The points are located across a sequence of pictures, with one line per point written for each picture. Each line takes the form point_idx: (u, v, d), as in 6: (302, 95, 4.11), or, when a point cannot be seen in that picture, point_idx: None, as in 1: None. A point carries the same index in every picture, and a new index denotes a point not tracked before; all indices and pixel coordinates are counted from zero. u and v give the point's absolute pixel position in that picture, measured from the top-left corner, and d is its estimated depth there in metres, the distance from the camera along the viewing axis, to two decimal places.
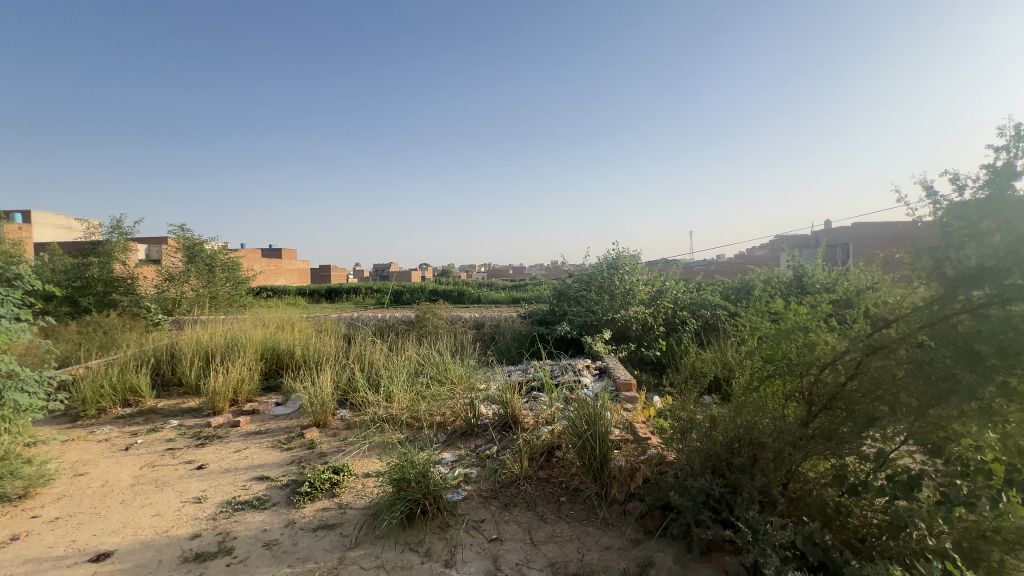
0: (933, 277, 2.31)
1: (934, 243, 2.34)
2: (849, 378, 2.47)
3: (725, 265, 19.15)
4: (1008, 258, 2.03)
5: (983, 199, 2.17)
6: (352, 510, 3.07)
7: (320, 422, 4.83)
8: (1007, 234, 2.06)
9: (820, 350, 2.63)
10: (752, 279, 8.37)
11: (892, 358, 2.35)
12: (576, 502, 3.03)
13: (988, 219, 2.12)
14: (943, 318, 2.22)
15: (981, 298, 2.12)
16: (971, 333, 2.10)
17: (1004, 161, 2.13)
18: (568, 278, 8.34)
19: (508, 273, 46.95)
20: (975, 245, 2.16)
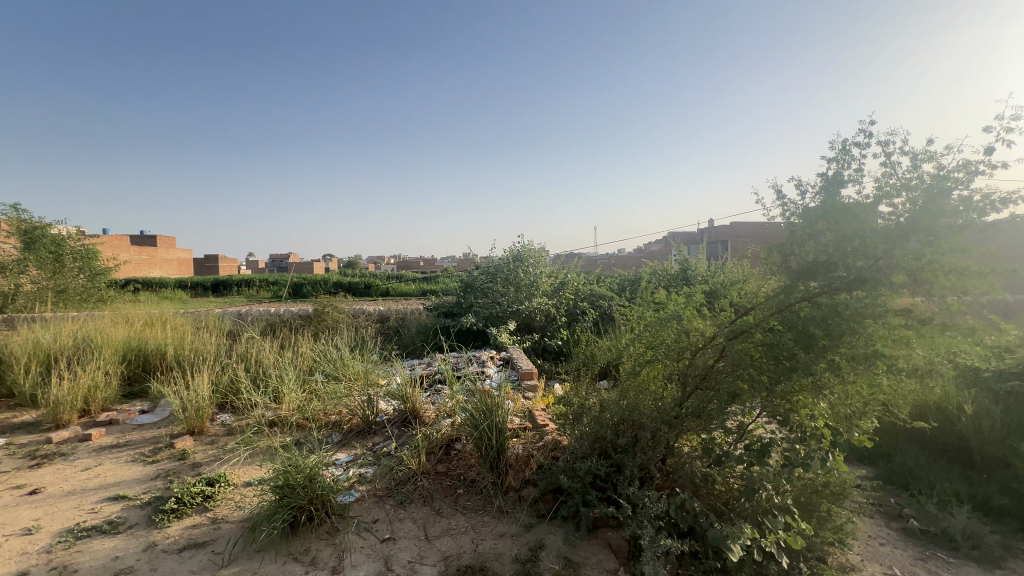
0: (781, 269, 2.63)
1: (783, 240, 2.66)
2: (716, 360, 2.75)
3: (624, 259, 20.43)
4: (834, 254, 2.38)
5: (818, 203, 2.52)
6: (228, 524, 2.79)
7: (194, 429, 4.33)
8: (834, 233, 2.41)
9: (693, 336, 2.86)
10: (645, 272, 9.02)
11: (749, 341, 2.65)
12: (472, 493, 3.04)
13: (822, 220, 2.46)
14: (788, 305, 2.53)
15: (816, 288, 2.46)
16: (808, 318, 2.42)
17: (835, 171, 2.49)
18: (475, 270, 8.33)
19: (418, 265, 45.89)
20: (812, 242, 2.49)
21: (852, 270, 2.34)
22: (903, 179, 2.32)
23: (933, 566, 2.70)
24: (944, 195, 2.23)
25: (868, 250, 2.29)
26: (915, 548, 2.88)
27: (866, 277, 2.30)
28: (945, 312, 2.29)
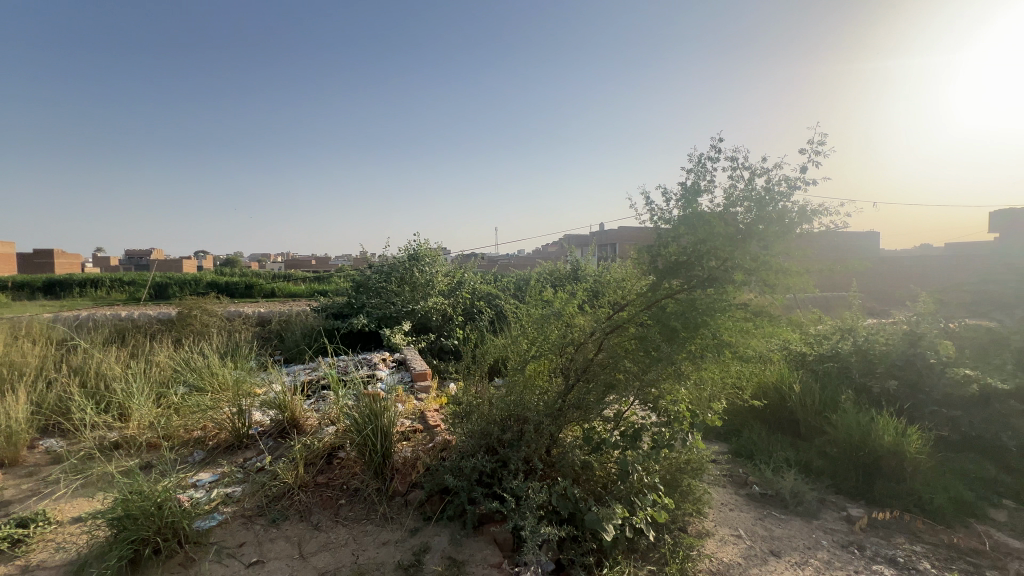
0: (650, 269, 2.88)
1: (652, 242, 2.92)
2: (595, 354, 2.93)
3: (523, 259, 20.98)
4: (692, 255, 2.66)
5: (680, 210, 2.80)
6: (46, 571, 2.32)
7: (5, 460, 3.55)
8: (693, 236, 2.69)
9: (575, 331, 3.02)
10: (540, 272, 9.34)
11: (623, 335, 2.86)
12: (355, 503, 2.90)
13: (683, 224, 2.73)
14: (655, 301, 2.77)
15: (677, 286, 2.73)
16: (671, 313, 2.68)
17: (693, 182, 2.79)
18: (368, 269, 7.96)
19: (309, 264, 42.75)
20: (674, 244, 2.76)
21: (705, 269, 2.63)
22: (745, 189, 2.65)
23: (769, 523, 3.16)
24: (774, 206, 2.59)
25: (716, 252, 2.60)
26: (756, 509, 3.34)
27: (716, 276, 2.60)
28: (776, 306, 2.68)
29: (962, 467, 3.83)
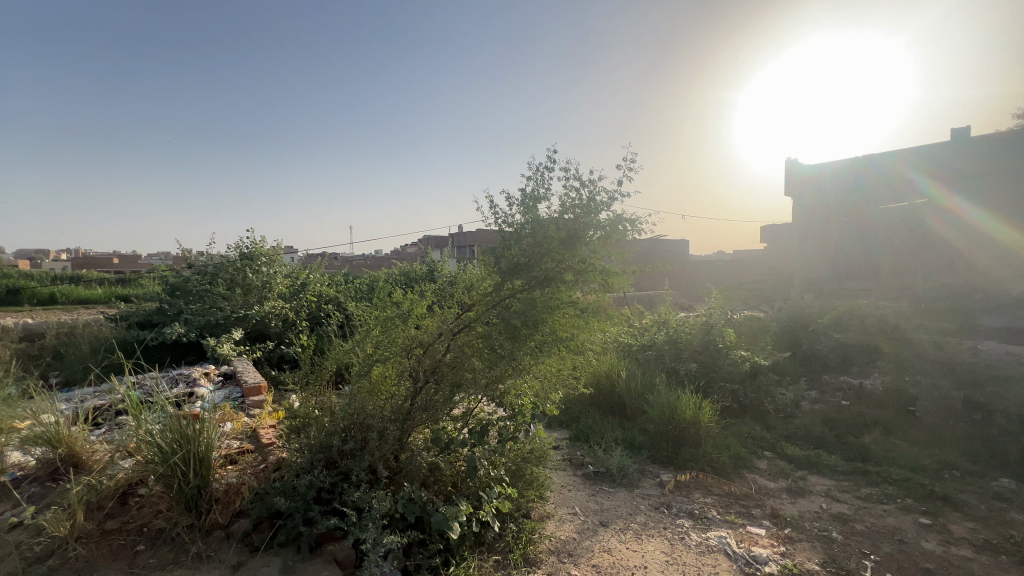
0: (495, 270, 2.98)
1: (496, 244, 3.03)
2: (443, 355, 2.94)
3: (380, 259, 20.12)
4: (531, 256, 2.83)
5: (521, 215, 2.96)
6: None
7: None
8: (531, 239, 2.85)
9: (423, 333, 2.98)
10: (395, 273, 9.06)
11: (470, 334, 2.93)
12: (160, 546, 2.46)
13: (523, 229, 2.89)
14: (499, 300, 2.89)
15: (519, 285, 2.87)
16: (513, 312, 2.81)
17: (532, 191, 2.98)
18: (186, 270, 6.80)
19: (107, 263, 34.88)
20: (516, 245, 2.90)
21: (542, 270, 2.82)
22: (576, 198, 2.88)
23: (599, 498, 3.54)
24: (600, 213, 2.87)
25: (552, 254, 2.81)
26: (590, 486, 3.72)
27: (552, 277, 2.81)
28: (600, 303, 3.00)
29: (739, 429, 4.79)
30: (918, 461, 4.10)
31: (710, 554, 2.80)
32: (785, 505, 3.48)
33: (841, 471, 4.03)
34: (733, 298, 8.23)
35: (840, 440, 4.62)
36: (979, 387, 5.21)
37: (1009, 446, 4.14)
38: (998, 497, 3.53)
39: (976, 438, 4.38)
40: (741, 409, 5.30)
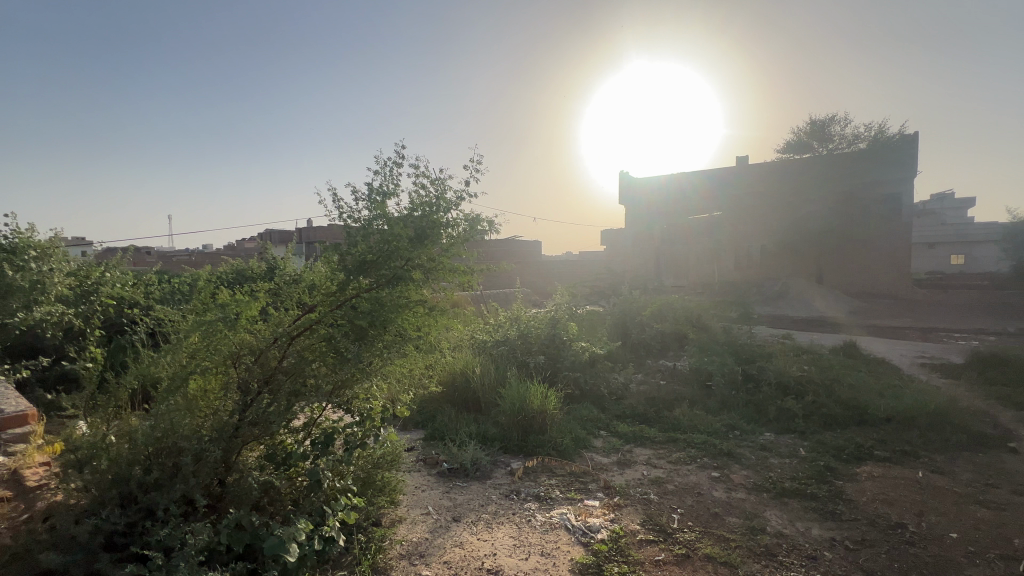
0: (339, 267, 2.80)
1: (342, 241, 2.86)
2: (280, 361, 2.66)
3: (207, 255, 17.41)
4: (379, 254, 2.73)
5: (367, 213, 2.83)
6: None
7: None
8: (379, 237, 2.75)
9: (254, 338, 2.65)
10: (223, 270, 7.91)
11: (312, 337, 2.70)
12: None
13: (370, 227, 2.78)
14: (344, 300, 2.71)
15: (366, 284, 2.73)
16: (359, 312, 2.67)
17: (381, 188, 2.90)
18: None
19: None
20: (363, 243, 2.77)
21: (390, 270, 2.72)
22: (425, 196, 2.88)
23: (453, 494, 3.58)
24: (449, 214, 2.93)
25: (399, 253, 2.72)
26: (443, 484, 3.74)
27: (401, 277, 2.71)
28: (445, 302, 3.02)
29: (580, 413, 5.30)
30: (712, 425, 5.02)
31: (552, 531, 3.04)
32: (615, 477, 3.94)
33: (658, 441, 4.73)
34: (576, 295, 9.07)
35: (658, 415, 5.42)
36: (752, 362, 6.61)
37: (769, 407, 5.33)
38: (763, 447, 4.51)
39: (750, 403, 5.54)
40: (582, 395, 5.87)
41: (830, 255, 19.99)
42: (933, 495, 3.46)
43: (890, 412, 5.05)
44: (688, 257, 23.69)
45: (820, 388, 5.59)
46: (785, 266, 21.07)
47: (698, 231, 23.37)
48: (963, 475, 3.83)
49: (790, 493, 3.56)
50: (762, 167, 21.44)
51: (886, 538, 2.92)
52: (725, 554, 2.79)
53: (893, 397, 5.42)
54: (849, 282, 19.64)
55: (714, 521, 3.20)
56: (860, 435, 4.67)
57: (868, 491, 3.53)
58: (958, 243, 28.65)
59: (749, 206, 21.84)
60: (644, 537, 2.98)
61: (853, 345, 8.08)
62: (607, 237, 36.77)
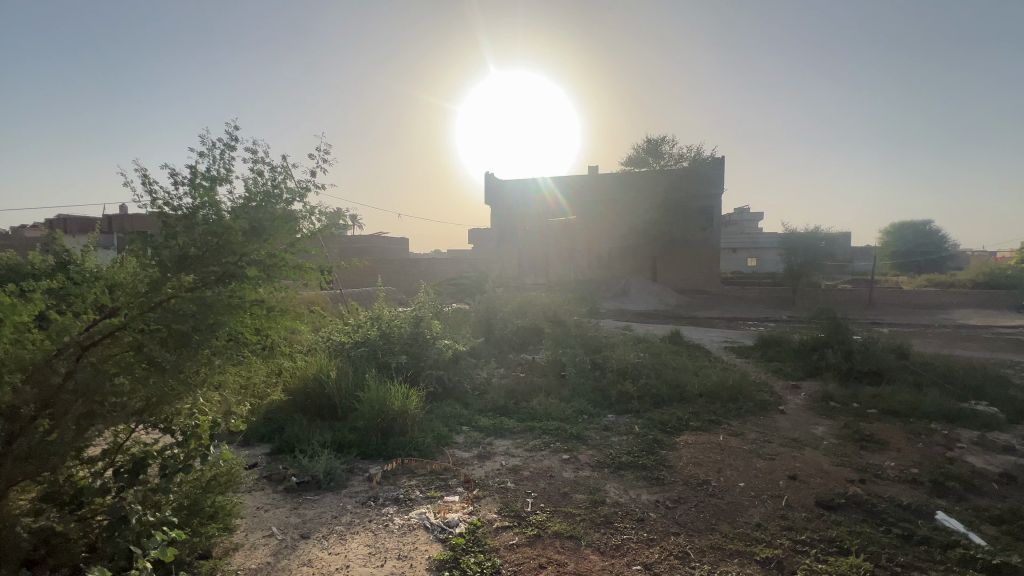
0: (153, 263, 2.34)
1: (157, 236, 2.44)
2: (65, 379, 2.09)
3: None
4: (205, 248, 2.34)
5: (191, 203, 2.48)
6: None
7: None
8: (204, 231, 2.39)
9: (25, 351, 2.08)
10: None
11: (113, 347, 2.23)
12: None
13: (195, 219, 2.43)
14: (157, 303, 2.26)
15: (189, 282, 2.32)
16: (177, 315, 2.24)
17: (209, 171, 2.56)
18: None
19: None
20: (182, 236, 2.38)
21: (219, 265, 2.34)
22: (260, 180, 2.62)
23: (302, 510, 3.31)
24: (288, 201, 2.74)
25: (229, 246, 2.36)
26: (291, 500, 3.44)
27: (233, 273, 2.35)
28: (287, 298, 2.71)
29: (442, 411, 5.31)
30: (564, 412, 5.46)
31: (411, 532, 3.00)
32: (475, 470, 4.04)
33: (516, 431, 4.98)
34: (440, 293, 9.06)
35: (517, 406, 5.71)
36: (598, 352, 7.35)
37: (612, 391, 5.99)
38: (605, 428, 5.05)
39: (596, 388, 6.15)
40: (445, 392, 5.89)
41: (662, 257, 23.22)
42: (729, 454, 4.24)
43: (701, 388, 6.06)
44: (548, 255, 25.40)
45: (651, 371, 6.45)
46: (628, 266, 23.87)
47: (557, 232, 25.17)
48: (749, 435, 4.78)
49: (626, 466, 4.04)
50: (609, 177, 24.02)
51: (695, 494, 3.51)
52: (571, 528, 3.06)
53: (704, 376, 6.51)
54: (676, 279, 23.15)
55: (562, 500, 3.48)
56: (680, 410, 5.52)
57: (684, 457, 4.18)
58: (751, 248, 35.56)
59: (599, 212, 24.26)
60: (500, 525, 3.11)
61: (677, 334, 9.50)
62: (474, 236, 37.49)
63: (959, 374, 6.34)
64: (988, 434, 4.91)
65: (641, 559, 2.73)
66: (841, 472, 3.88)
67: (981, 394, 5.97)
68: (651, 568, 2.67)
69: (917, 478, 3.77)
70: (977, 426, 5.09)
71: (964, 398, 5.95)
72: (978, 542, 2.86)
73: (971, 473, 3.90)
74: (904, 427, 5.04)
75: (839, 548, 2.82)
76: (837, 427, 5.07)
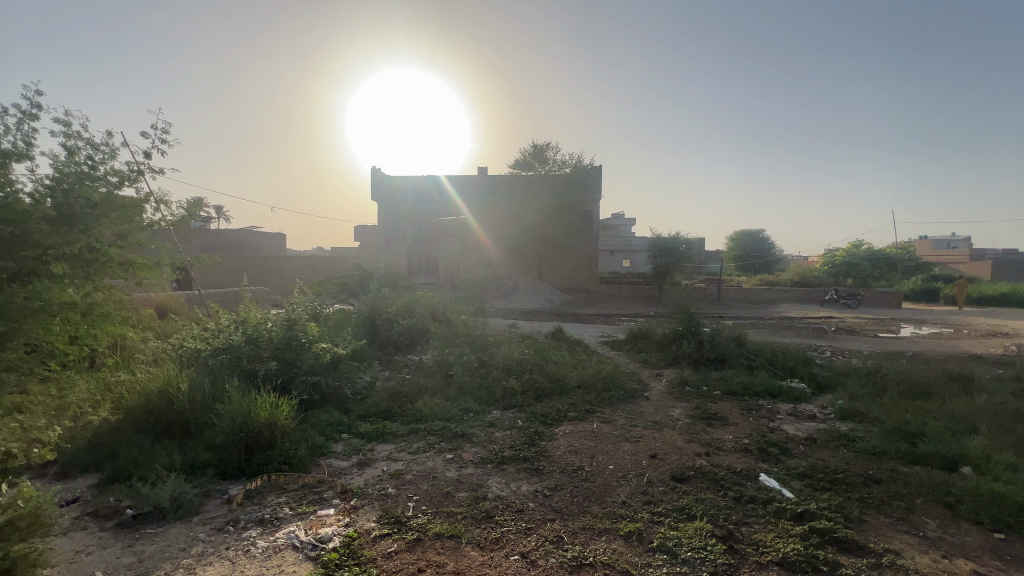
0: None
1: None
2: None
3: None
4: None
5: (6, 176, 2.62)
6: None
7: None
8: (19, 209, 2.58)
9: None
10: None
11: None
12: None
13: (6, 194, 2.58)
14: None
15: None
16: None
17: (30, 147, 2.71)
18: None
19: None
20: None
21: None
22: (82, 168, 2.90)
23: (139, 546, 2.84)
24: (98, 187, 3.01)
25: None
26: (125, 537, 2.93)
27: None
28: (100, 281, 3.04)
29: (319, 419, 4.94)
30: (450, 411, 5.44)
31: (277, 554, 2.74)
32: (353, 479, 3.83)
33: (400, 435, 4.83)
34: (319, 292, 8.43)
35: (402, 409, 5.55)
36: (485, 350, 7.46)
37: (497, 387, 6.12)
38: (490, 424, 5.14)
39: (482, 386, 6.23)
40: (323, 399, 5.49)
41: (547, 257, 24.40)
42: (601, 440, 4.59)
43: (579, 380, 6.48)
44: (438, 253, 25.19)
45: (534, 366, 6.73)
46: (516, 266, 24.65)
47: (446, 230, 25.06)
48: (619, 421, 5.23)
49: (508, 460, 4.15)
50: (498, 179, 24.60)
51: (570, 480, 3.73)
52: (452, 528, 3.06)
53: (582, 368, 6.97)
54: (560, 278, 24.50)
55: (444, 500, 3.46)
56: (560, 402, 5.83)
57: (562, 446, 4.43)
58: (625, 250, 39.01)
59: (489, 213, 24.71)
60: (378, 533, 2.98)
61: (559, 330, 10.04)
62: (359, 232, 35.65)
63: (780, 357, 7.65)
64: (798, 405, 6.00)
65: (519, 549, 2.83)
66: (691, 447, 4.42)
67: (794, 373, 7.26)
68: (528, 556, 2.77)
69: (747, 447, 4.46)
70: (791, 399, 6.18)
71: (783, 377, 7.18)
72: (788, 495, 3.47)
73: (786, 439, 4.72)
74: (740, 404, 5.93)
75: (687, 515, 3.22)
76: (690, 408, 5.78)
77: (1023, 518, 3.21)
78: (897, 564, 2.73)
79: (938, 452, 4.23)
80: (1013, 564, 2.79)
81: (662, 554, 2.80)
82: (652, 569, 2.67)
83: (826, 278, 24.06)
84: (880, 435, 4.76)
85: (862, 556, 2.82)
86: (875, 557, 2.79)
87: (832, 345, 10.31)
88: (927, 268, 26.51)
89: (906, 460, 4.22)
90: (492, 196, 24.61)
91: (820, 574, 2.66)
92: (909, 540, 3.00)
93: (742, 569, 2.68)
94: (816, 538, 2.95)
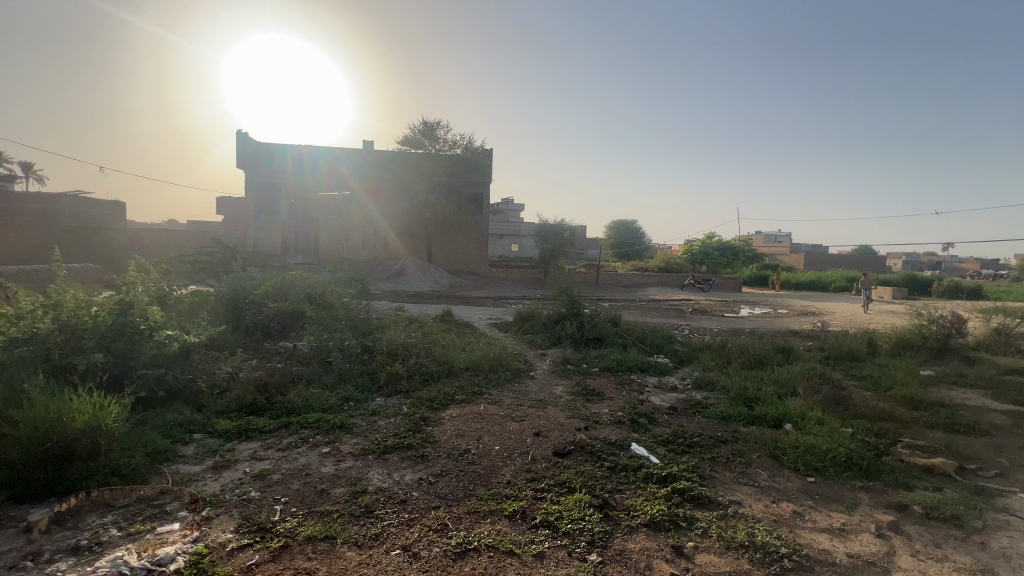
0: None
1: None
2: None
3: None
4: None
5: None
6: None
7: None
8: None
9: None
10: None
11: None
12: None
13: None
14: None
15: None
16: None
17: None
18: None
19: None
20: None
21: None
22: None
23: None
24: None
25: None
26: None
27: None
28: None
29: (162, 420, 4.21)
30: (327, 401, 5.02)
31: None
32: (207, 486, 3.32)
33: (268, 431, 4.33)
34: (166, 270, 7.19)
35: (270, 401, 4.98)
36: (368, 335, 7.04)
37: (381, 373, 5.81)
38: (372, 412, 4.86)
39: (365, 372, 5.87)
40: (169, 395, 4.73)
41: (436, 238, 24.07)
42: (487, 421, 4.60)
43: (467, 362, 6.45)
44: (317, 231, 23.30)
45: (421, 350, 6.52)
46: (403, 247, 23.86)
47: (327, 206, 23.25)
48: (505, 401, 5.29)
49: (391, 448, 3.95)
50: (385, 156, 23.42)
51: (456, 465, 3.67)
52: (325, 529, 2.80)
53: (470, 351, 6.94)
54: (449, 261, 24.32)
55: (317, 498, 3.16)
56: (447, 386, 5.73)
57: (448, 430, 4.34)
58: (513, 236, 40.04)
59: (375, 189, 23.49)
60: (236, 545, 2.62)
61: (447, 312, 9.89)
62: (221, 205, 31.35)
63: (648, 335, 8.43)
64: (663, 378, 6.67)
65: (400, 543, 2.69)
66: (572, 423, 4.64)
67: (660, 349, 8.06)
68: (410, 549, 2.64)
69: (621, 419, 4.82)
70: (657, 373, 6.84)
71: (650, 353, 7.93)
72: (655, 461, 3.81)
73: (652, 409, 5.20)
74: (615, 380, 6.40)
75: (567, 488, 3.35)
76: (571, 385, 6.10)
77: (827, 462, 3.92)
78: (739, 513, 3.13)
79: (768, 413, 4.99)
80: (820, 501, 3.39)
81: (544, 530, 2.87)
82: (534, 545, 2.72)
83: (686, 265, 27.26)
84: (726, 401, 5.48)
85: (711, 508, 3.20)
86: (722, 508, 3.18)
87: (689, 323, 11.69)
88: (760, 258, 31.41)
89: (745, 421, 4.91)
90: (379, 171, 23.39)
91: (680, 529, 2.95)
92: (748, 491, 3.47)
93: (615, 534, 2.86)
94: (676, 497, 3.27)
